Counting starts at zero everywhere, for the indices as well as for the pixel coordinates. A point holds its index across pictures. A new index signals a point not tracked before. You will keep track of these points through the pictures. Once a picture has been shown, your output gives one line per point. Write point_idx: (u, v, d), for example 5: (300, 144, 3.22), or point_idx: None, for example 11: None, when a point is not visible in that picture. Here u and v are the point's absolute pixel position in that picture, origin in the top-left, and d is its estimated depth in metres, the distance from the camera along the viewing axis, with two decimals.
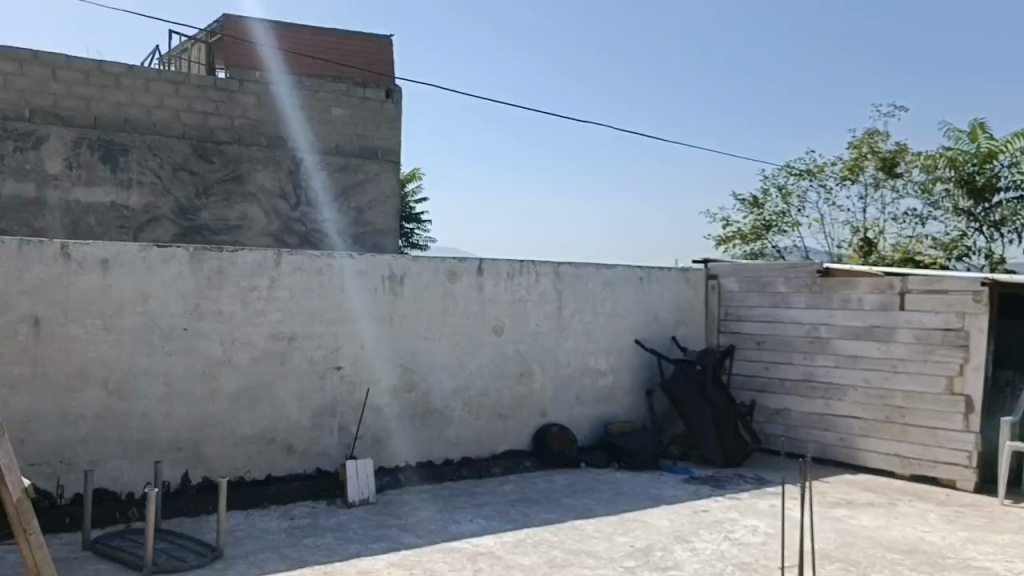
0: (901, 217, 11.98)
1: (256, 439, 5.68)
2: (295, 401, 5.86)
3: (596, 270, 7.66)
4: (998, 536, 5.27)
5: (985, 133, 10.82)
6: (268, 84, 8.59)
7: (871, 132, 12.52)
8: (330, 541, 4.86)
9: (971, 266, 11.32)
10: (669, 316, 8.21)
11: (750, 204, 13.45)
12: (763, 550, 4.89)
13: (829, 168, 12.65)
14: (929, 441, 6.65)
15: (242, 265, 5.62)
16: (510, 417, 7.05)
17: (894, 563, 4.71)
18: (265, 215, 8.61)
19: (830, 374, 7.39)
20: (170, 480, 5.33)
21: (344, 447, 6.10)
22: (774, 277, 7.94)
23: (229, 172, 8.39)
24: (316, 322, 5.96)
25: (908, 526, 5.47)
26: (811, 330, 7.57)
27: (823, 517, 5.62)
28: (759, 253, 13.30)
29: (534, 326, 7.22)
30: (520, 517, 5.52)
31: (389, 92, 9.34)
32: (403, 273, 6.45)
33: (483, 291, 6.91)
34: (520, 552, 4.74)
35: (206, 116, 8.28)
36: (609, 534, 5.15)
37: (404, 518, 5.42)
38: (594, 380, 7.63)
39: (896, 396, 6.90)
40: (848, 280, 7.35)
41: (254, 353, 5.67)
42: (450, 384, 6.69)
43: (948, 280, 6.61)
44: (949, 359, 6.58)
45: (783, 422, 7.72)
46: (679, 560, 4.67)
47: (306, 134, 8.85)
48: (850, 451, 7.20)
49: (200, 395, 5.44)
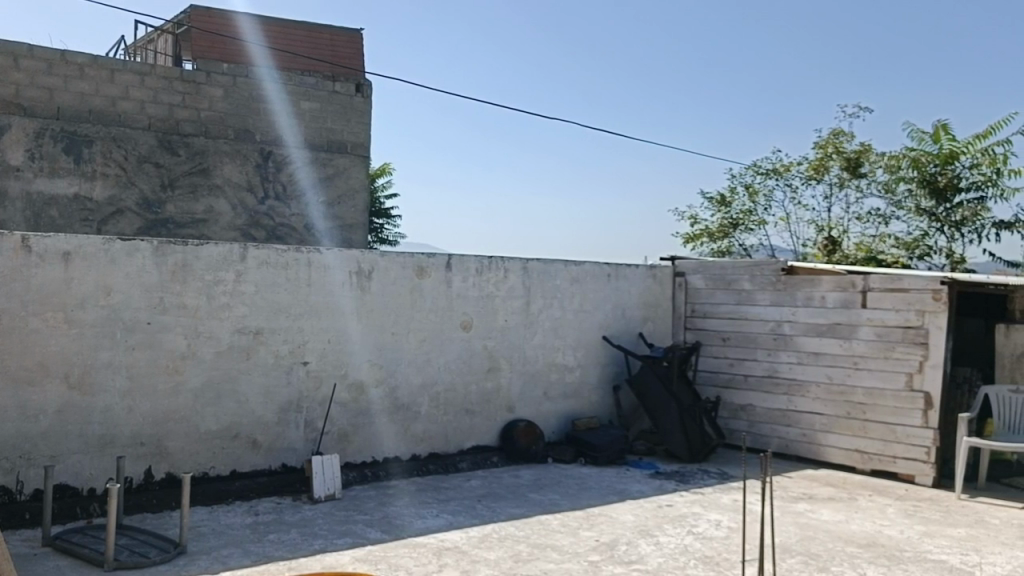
0: (864, 217, 12.15)
1: (220, 435, 5.64)
2: (260, 397, 5.83)
3: (564, 267, 7.69)
4: (954, 530, 5.38)
5: (947, 134, 11.04)
6: (237, 77, 8.52)
7: (836, 132, 12.70)
8: (294, 537, 4.85)
9: (932, 266, 11.54)
10: (636, 313, 8.27)
11: (717, 202, 13.57)
12: (725, 544, 4.94)
13: (795, 167, 12.79)
14: (889, 438, 6.76)
15: (207, 258, 5.57)
16: (478, 413, 7.07)
17: (853, 556, 4.79)
18: (232, 210, 8.53)
19: (793, 371, 7.49)
20: (132, 475, 5.28)
21: (310, 442, 6.08)
22: (739, 274, 8.03)
23: (195, 165, 8.31)
24: (282, 316, 5.92)
25: (867, 520, 5.57)
26: (775, 327, 7.67)
27: (784, 511, 5.71)
28: (726, 251, 13.41)
29: (502, 322, 7.23)
30: (485, 512, 5.54)
31: (359, 87, 9.34)
32: (371, 268, 6.43)
33: (451, 286, 6.91)
34: (486, 546, 4.75)
35: (172, 108, 8.18)
36: (574, 529, 5.19)
37: (370, 513, 5.41)
38: (561, 376, 7.67)
39: (858, 392, 7.01)
40: (811, 278, 7.44)
41: (218, 348, 5.62)
42: (418, 379, 6.69)
43: (909, 278, 6.72)
44: (909, 357, 6.69)
45: (747, 418, 7.82)
46: (644, 554, 4.71)
47: (273, 127, 8.77)
48: (811, 446, 7.30)
49: (164, 389, 5.39)
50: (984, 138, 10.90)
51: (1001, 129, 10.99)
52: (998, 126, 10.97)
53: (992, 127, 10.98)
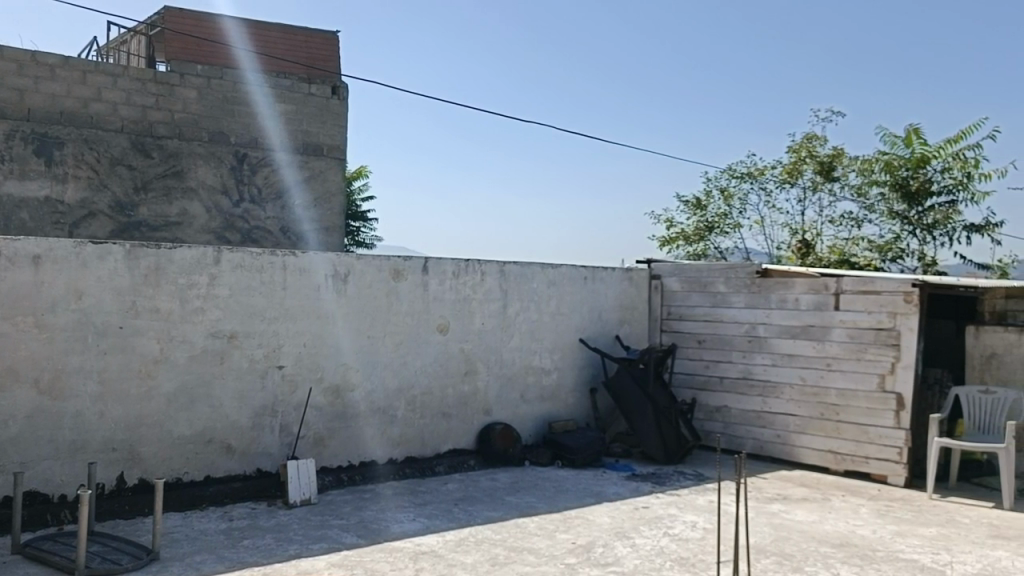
0: (837, 219, 12.28)
1: (193, 440, 5.59)
2: (234, 401, 5.78)
3: (541, 270, 7.71)
4: (926, 529, 5.44)
5: (919, 138, 11.20)
6: (211, 78, 8.46)
7: (809, 136, 12.83)
8: (269, 542, 4.82)
9: (904, 268, 11.68)
10: (612, 315, 8.31)
11: (693, 205, 13.66)
12: (700, 546, 4.97)
13: (769, 170, 12.91)
14: (862, 438, 6.83)
15: (180, 262, 5.52)
16: (455, 416, 7.06)
17: (826, 556, 4.83)
18: (206, 212, 8.45)
19: (767, 373, 7.55)
20: (105, 481, 5.22)
21: (285, 447, 6.04)
22: (714, 277, 8.08)
23: (169, 167, 8.24)
24: (257, 320, 5.88)
25: (840, 520, 5.63)
26: (749, 329, 7.73)
27: (759, 512, 5.75)
28: (702, 254, 13.49)
29: (478, 325, 7.23)
30: (462, 515, 5.53)
31: (335, 89, 9.31)
32: (347, 271, 6.40)
33: (427, 289, 6.89)
34: (462, 550, 4.75)
35: (145, 109, 8.11)
36: (551, 531, 5.19)
37: (346, 518, 5.38)
38: (538, 378, 7.68)
39: (831, 394, 7.08)
40: (785, 280, 7.51)
41: (192, 352, 5.57)
42: (394, 382, 6.67)
43: (880, 280, 6.80)
44: (881, 358, 6.77)
45: (722, 420, 7.87)
46: (620, 556, 4.73)
47: (248, 129, 8.71)
48: (785, 447, 7.36)
49: (136, 394, 5.34)
50: (955, 142, 11.05)
51: (972, 134, 11.15)
52: (969, 130, 11.13)
53: (963, 131, 11.13)
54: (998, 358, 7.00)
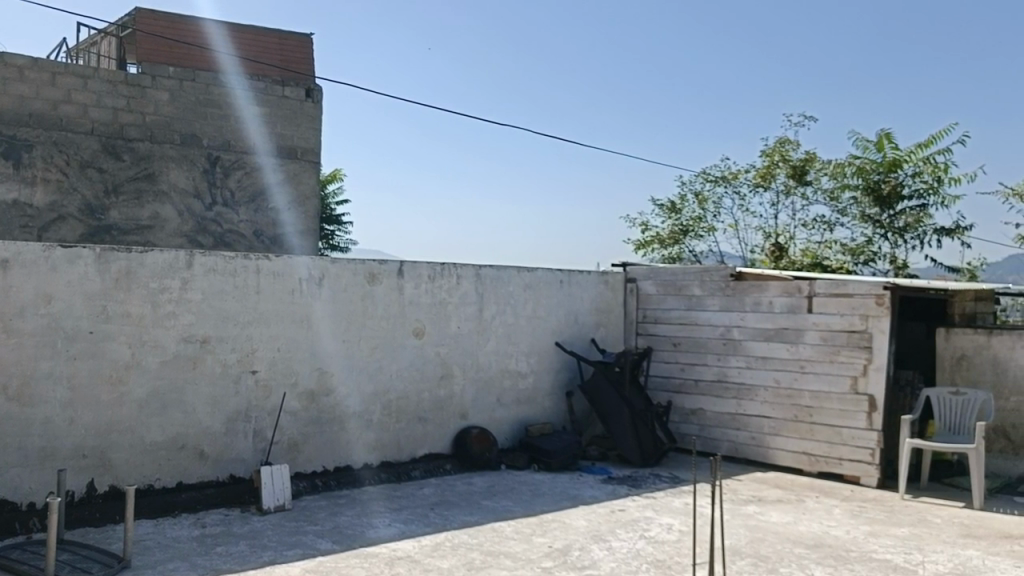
0: (809, 223, 12.40)
1: (166, 446, 5.52)
2: (207, 406, 5.72)
3: (516, 273, 7.72)
4: (898, 529, 5.50)
5: (891, 143, 11.34)
6: (184, 80, 8.37)
7: (782, 140, 12.94)
8: (242, 549, 4.76)
9: (876, 271, 11.82)
10: (588, 319, 8.34)
11: (668, 209, 13.73)
12: (676, 548, 4.99)
13: (743, 175, 13.01)
14: (835, 440, 6.89)
15: (152, 265, 5.45)
16: (431, 420, 7.03)
17: (801, 557, 4.87)
18: (178, 215, 8.36)
19: (742, 375, 7.60)
20: (75, 488, 5.13)
21: (259, 453, 5.98)
22: (689, 280, 8.13)
23: (140, 170, 8.15)
24: (230, 324, 5.83)
25: (814, 521, 5.67)
26: (723, 332, 7.78)
27: (734, 514, 5.78)
28: (677, 257, 13.57)
29: (454, 328, 7.22)
30: (438, 520, 5.51)
31: (309, 91, 9.27)
32: (322, 275, 6.35)
33: (403, 293, 6.87)
34: (439, 555, 4.73)
35: (116, 112, 8.01)
36: (528, 535, 5.19)
37: (321, 523, 5.34)
38: (514, 382, 7.67)
39: (804, 396, 7.14)
40: (759, 283, 7.56)
41: (164, 357, 5.50)
42: (370, 387, 6.63)
43: (853, 283, 6.88)
44: (853, 360, 6.84)
45: (697, 422, 7.91)
46: (596, 559, 4.73)
47: (221, 132, 8.64)
48: (760, 449, 7.42)
49: (107, 400, 5.26)
50: (926, 147, 11.21)
51: (942, 138, 11.30)
52: (939, 135, 11.28)
53: (933, 136, 11.29)
54: (967, 359, 7.08)
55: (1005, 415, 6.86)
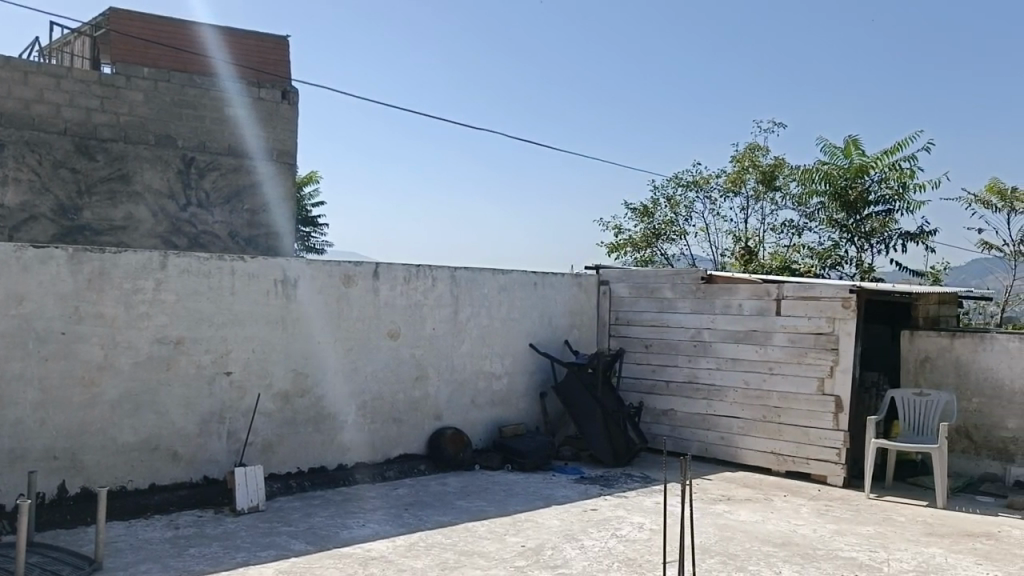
0: (778, 227, 12.61)
1: (139, 447, 5.51)
2: (180, 408, 5.72)
3: (490, 276, 7.79)
4: (863, 528, 5.63)
5: (858, 149, 11.58)
6: (159, 80, 8.34)
7: (752, 146, 13.16)
8: (215, 550, 4.77)
9: (843, 275, 12.05)
10: (562, 321, 8.43)
11: (640, 213, 13.87)
12: (646, 546, 5.07)
13: (714, 179, 13.19)
14: (802, 440, 7.02)
15: (126, 266, 5.45)
16: (405, 421, 7.07)
17: (768, 555, 4.97)
18: (152, 216, 8.36)
19: (712, 376, 7.73)
20: (45, 490, 5.11)
21: (233, 454, 5.99)
22: (661, 282, 8.24)
23: (114, 170, 8.12)
24: (204, 325, 5.83)
25: (781, 520, 5.79)
26: (694, 334, 7.90)
27: (704, 513, 5.88)
28: (649, 260, 13.76)
29: (429, 330, 7.27)
30: (413, 520, 5.56)
31: (285, 93, 9.27)
32: (297, 277, 6.38)
33: (378, 295, 6.90)
34: (412, 555, 4.77)
35: (90, 112, 7.97)
36: (501, 535, 5.24)
37: (294, 524, 5.36)
38: (488, 383, 7.74)
39: (773, 396, 7.27)
40: (729, 286, 7.69)
41: (137, 358, 5.50)
42: (345, 388, 6.66)
43: (820, 287, 7.02)
44: (820, 361, 6.99)
45: (669, 423, 8.02)
46: (568, 558, 4.80)
47: (195, 133, 8.61)
48: (729, 449, 7.54)
49: (79, 401, 5.25)
50: (892, 154, 11.43)
51: (908, 145, 11.53)
52: (905, 142, 11.51)
53: (899, 143, 11.52)
54: (931, 361, 7.27)
55: (967, 416, 7.03)
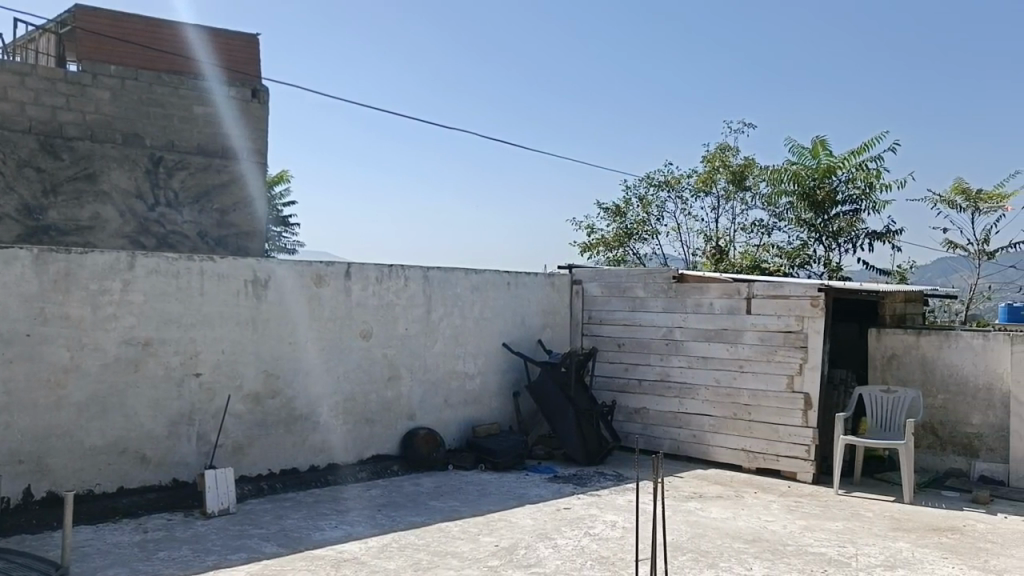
0: (748, 227, 12.73)
1: (107, 450, 5.44)
2: (149, 410, 5.65)
3: (462, 276, 7.78)
4: (832, 523, 5.70)
5: (825, 150, 11.72)
6: (126, 79, 8.22)
7: (722, 147, 13.28)
8: (185, 553, 4.72)
9: (812, 274, 12.20)
10: (534, 320, 8.44)
11: (613, 212, 13.94)
12: (619, 544, 5.10)
13: (685, 179, 13.29)
14: (772, 437, 7.10)
15: (93, 266, 5.38)
16: (378, 421, 7.05)
17: (739, 551, 5.02)
18: (120, 216, 8.26)
19: (684, 374, 7.79)
20: (10, 495, 5.02)
21: (202, 456, 5.93)
22: (632, 282, 8.29)
23: (80, 170, 7.99)
24: (173, 326, 5.77)
25: (752, 516, 5.84)
26: (666, 332, 7.96)
27: (676, 510, 5.93)
28: (621, 260, 13.83)
29: (402, 330, 7.24)
30: (386, 521, 5.54)
31: (256, 92, 9.16)
32: (267, 277, 6.33)
33: (350, 295, 6.87)
34: (385, 556, 4.75)
35: (55, 110, 7.84)
36: (474, 535, 5.24)
37: (266, 526, 5.32)
38: (461, 383, 7.73)
39: (743, 394, 7.35)
40: (700, 285, 7.76)
41: (104, 360, 5.42)
42: (316, 389, 6.62)
43: (789, 286, 7.10)
44: (790, 359, 7.07)
45: (640, 422, 8.07)
46: (542, 557, 4.81)
47: (164, 132, 8.50)
48: (700, 446, 7.60)
49: (45, 403, 5.16)
50: (858, 154, 11.58)
51: (874, 146, 11.69)
52: (872, 143, 11.67)
53: (866, 144, 11.68)
54: (898, 359, 7.39)
55: (934, 413, 7.14)
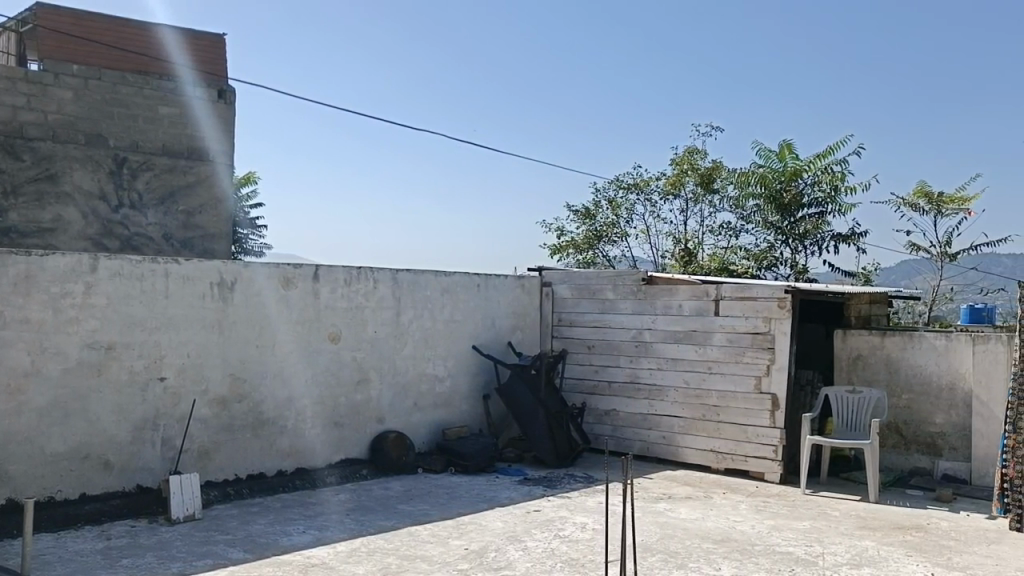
0: (716, 229, 12.84)
1: (69, 456, 5.33)
2: (112, 414, 5.55)
3: (432, 277, 7.75)
4: (800, 523, 5.76)
5: (792, 153, 11.85)
6: (90, 78, 8.11)
7: (691, 150, 13.38)
8: (149, 560, 4.64)
9: (778, 275, 12.34)
10: (504, 323, 8.44)
11: (582, 215, 13.98)
12: (589, 546, 5.10)
13: (654, 182, 13.36)
14: (740, 437, 7.15)
15: (54, 269, 5.27)
16: (346, 425, 6.99)
17: (708, 552, 5.05)
18: (82, 218, 8.09)
19: (653, 376, 7.82)
20: None
21: (168, 462, 5.84)
22: (603, 284, 8.31)
23: (41, 170, 7.87)
24: (137, 330, 5.68)
25: (720, 517, 5.88)
26: (636, 334, 7.99)
27: (646, 511, 5.95)
28: (591, 262, 13.89)
29: (371, 333, 7.20)
30: (355, 525, 5.49)
31: (222, 92, 9.06)
32: (234, 279, 6.25)
33: (318, 298, 6.81)
34: (354, 561, 4.71)
35: (16, 110, 7.72)
36: (444, 538, 5.22)
37: (232, 532, 5.24)
38: (431, 386, 7.70)
39: (711, 395, 7.40)
40: (669, 287, 7.81)
41: (66, 364, 5.32)
42: (284, 393, 6.55)
43: (756, 287, 7.17)
44: (757, 360, 7.13)
45: (611, 423, 8.09)
46: (512, 560, 4.80)
47: (128, 133, 8.38)
48: (670, 447, 7.64)
49: (4, 409, 5.04)
50: (824, 157, 11.73)
51: (839, 149, 11.84)
52: (837, 146, 11.83)
53: (831, 148, 11.83)
54: (863, 359, 7.49)
55: (898, 412, 7.25)
